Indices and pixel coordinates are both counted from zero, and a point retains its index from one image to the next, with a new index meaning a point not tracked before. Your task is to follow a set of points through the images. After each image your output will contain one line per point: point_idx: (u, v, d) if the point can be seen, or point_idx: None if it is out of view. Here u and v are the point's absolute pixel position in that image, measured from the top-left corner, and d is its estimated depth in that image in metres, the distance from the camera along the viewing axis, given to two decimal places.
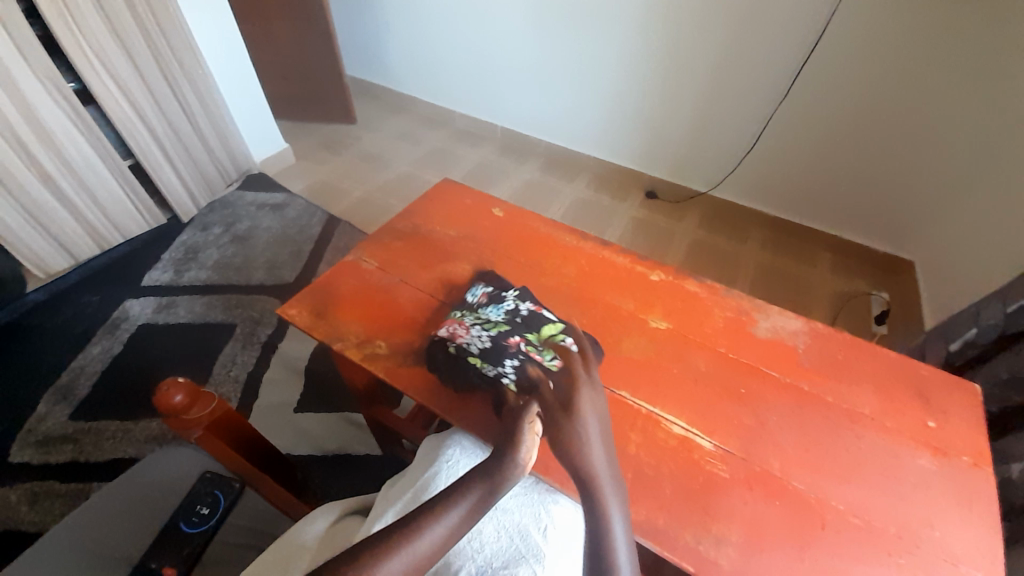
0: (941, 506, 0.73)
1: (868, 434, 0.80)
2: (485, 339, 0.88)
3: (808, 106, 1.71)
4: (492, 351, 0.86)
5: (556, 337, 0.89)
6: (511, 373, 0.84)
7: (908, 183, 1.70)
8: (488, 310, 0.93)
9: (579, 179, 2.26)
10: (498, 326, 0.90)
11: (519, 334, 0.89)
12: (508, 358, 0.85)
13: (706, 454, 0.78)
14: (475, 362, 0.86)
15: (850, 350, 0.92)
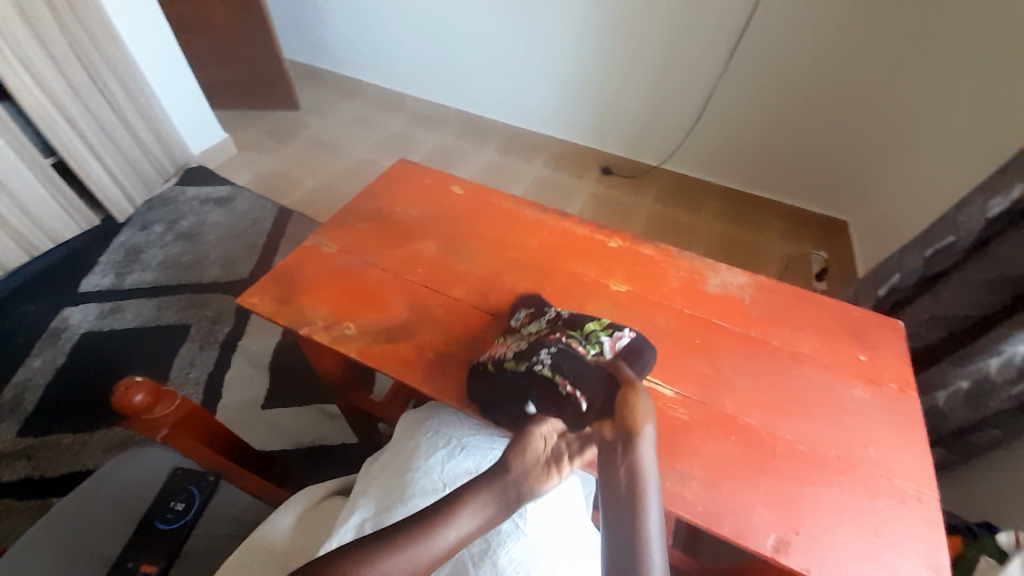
0: (873, 428, 0.81)
1: (810, 373, 0.88)
2: (521, 343, 0.82)
3: (751, 77, 1.77)
4: (526, 349, 0.80)
5: (598, 331, 0.83)
6: (546, 359, 0.77)
7: (842, 147, 1.81)
8: (530, 326, 0.88)
9: (537, 158, 2.27)
10: (538, 334, 0.85)
11: (560, 332, 0.83)
12: (543, 347, 0.79)
13: (670, 401, 0.84)
14: (508, 365, 0.80)
15: (792, 299, 1.00)
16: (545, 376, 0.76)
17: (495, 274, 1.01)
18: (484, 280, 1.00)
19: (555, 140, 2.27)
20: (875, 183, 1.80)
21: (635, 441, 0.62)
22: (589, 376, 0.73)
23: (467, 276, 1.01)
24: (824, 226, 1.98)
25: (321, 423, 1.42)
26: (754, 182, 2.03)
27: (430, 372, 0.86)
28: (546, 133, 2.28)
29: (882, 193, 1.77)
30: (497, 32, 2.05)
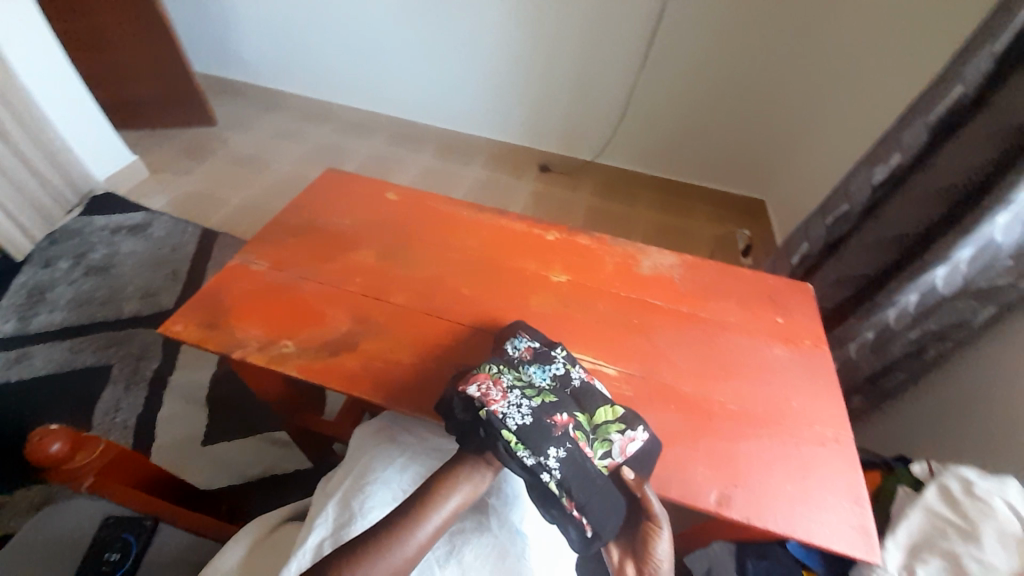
0: (794, 382, 0.90)
1: (737, 339, 0.95)
2: (526, 413, 0.70)
3: (666, 72, 1.89)
4: (532, 431, 0.69)
5: (611, 427, 0.75)
6: (555, 466, 0.67)
7: (752, 133, 1.98)
8: (532, 371, 0.79)
9: (475, 160, 2.28)
10: (543, 397, 0.74)
11: (567, 414, 0.74)
12: (554, 445, 0.69)
13: (615, 381, 0.88)
14: (508, 440, 0.67)
15: (716, 273, 1.08)
16: (549, 488, 0.67)
17: (436, 276, 1.01)
18: (425, 284, 1.00)
19: (490, 141, 2.29)
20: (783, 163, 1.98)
21: None
22: (610, 508, 0.70)
23: (408, 281, 1.00)
24: (745, 206, 2.14)
25: (271, 451, 1.36)
26: (680, 169, 2.16)
27: (377, 382, 0.85)
28: (480, 135, 2.29)
29: (791, 170, 1.94)
30: (422, 37, 2.05)
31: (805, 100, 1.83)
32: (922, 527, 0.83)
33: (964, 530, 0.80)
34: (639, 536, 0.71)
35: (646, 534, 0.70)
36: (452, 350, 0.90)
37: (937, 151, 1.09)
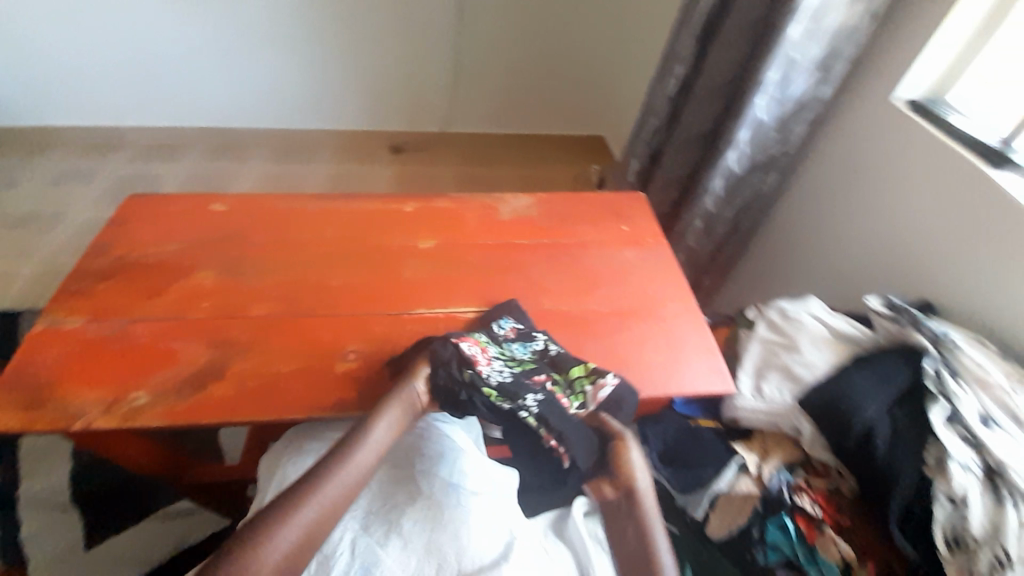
0: (647, 275, 1.03)
1: (595, 254, 1.06)
2: (506, 374, 0.77)
3: (483, 27, 1.97)
4: (511, 385, 0.75)
5: (585, 377, 0.80)
6: (532, 408, 0.73)
7: (573, 72, 2.16)
8: (514, 346, 0.84)
9: (316, 154, 2.09)
10: (522, 364, 0.80)
11: (545, 374, 0.80)
12: (530, 393, 0.75)
13: (502, 321, 0.93)
14: (487, 394, 0.73)
15: (567, 203, 1.17)
16: (526, 423, 0.73)
17: (299, 276, 0.96)
18: (287, 287, 0.94)
19: (327, 133, 2.15)
20: (603, 95, 2.22)
21: (637, 490, 0.71)
22: (587, 443, 0.75)
23: (267, 290, 0.93)
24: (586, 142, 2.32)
25: (174, 525, 1.19)
26: (521, 120, 2.24)
27: (261, 398, 0.79)
28: (315, 128, 2.15)
29: (615, 100, 2.19)
30: (225, 38, 1.89)
31: (611, 35, 2.06)
32: (760, 355, 0.91)
33: (788, 344, 0.89)
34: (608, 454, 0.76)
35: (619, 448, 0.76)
36: (335, 342, 0.87)
37: (707, 55, 1.30)
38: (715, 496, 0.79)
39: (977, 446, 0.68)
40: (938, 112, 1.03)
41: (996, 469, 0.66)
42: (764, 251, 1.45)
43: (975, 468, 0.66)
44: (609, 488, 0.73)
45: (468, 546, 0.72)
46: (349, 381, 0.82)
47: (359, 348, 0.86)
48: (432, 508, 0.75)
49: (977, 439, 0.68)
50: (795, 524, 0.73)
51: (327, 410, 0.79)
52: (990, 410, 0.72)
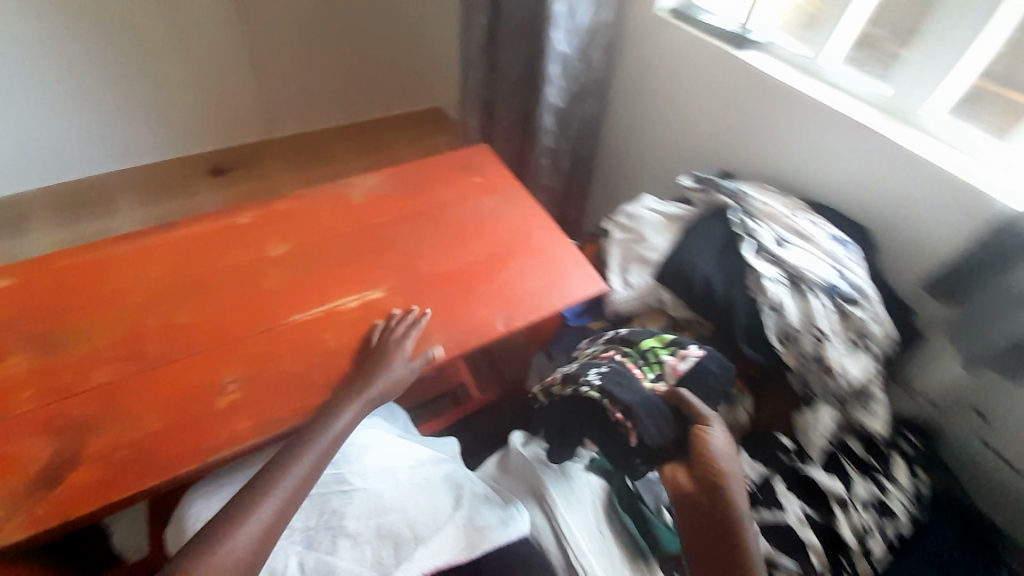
0: (509, 215, 1.09)
1: (457, 210, 1.09)
2: (572, 367, 0.86)
3: (270, 19, 1.74)
4: (574, 372, 0.83)
5: (658, 350, 0.84)
6: (594, 381, 0.79)
7: (383, 44, 2.01)
8: (591, 348, 0.92)
9: (117, 201, 1.77)
10: (596, 354, 0.89)
11: (616, 351, 0.86)
12: (591, 370, 0.81)
13: (385, 301, 0.92)
14: (556, 386, 0.85)
15: (416, 170, 1.17)
16: (592, 397, 0.78)
17: (138, 325, 0.84)
18: (125, 343, 0.81)
19: (125, 172, 1.84)
20: (425, 62, 2.13)
21: (723, 483, 0.68)
22: (656, 415, 0.75)
23: (100, 354, 0.80)
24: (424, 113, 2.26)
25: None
26: (350, 106, 2.11)
27: (142, 464, 0.70)
28: (104, 170, 1.81)
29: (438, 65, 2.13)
30: None
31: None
32: (619, 253, 1.04)
33: (638, 238, 1.03)
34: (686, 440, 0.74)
35: (702, 436, 0.72)
36: (209, 379, 0.79)
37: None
38: None
39: (777, 261, 0.85)
40: (695, 15, 1.20)
41: (794, 272, 0.83)
42: (605, 171, 1.60)
43: (780, 277, 0.83)
44: (687, 482, 0.70)
45: (416, 511, 0.74)
46: (243, 410, 0.77)
47: (239, 376, 0.80)
48: (371, 495, 0.75)
49: (775, 256, 0.86)
50: None
51: (227, 447, 0.73)
52: (782, 232, 0.90)
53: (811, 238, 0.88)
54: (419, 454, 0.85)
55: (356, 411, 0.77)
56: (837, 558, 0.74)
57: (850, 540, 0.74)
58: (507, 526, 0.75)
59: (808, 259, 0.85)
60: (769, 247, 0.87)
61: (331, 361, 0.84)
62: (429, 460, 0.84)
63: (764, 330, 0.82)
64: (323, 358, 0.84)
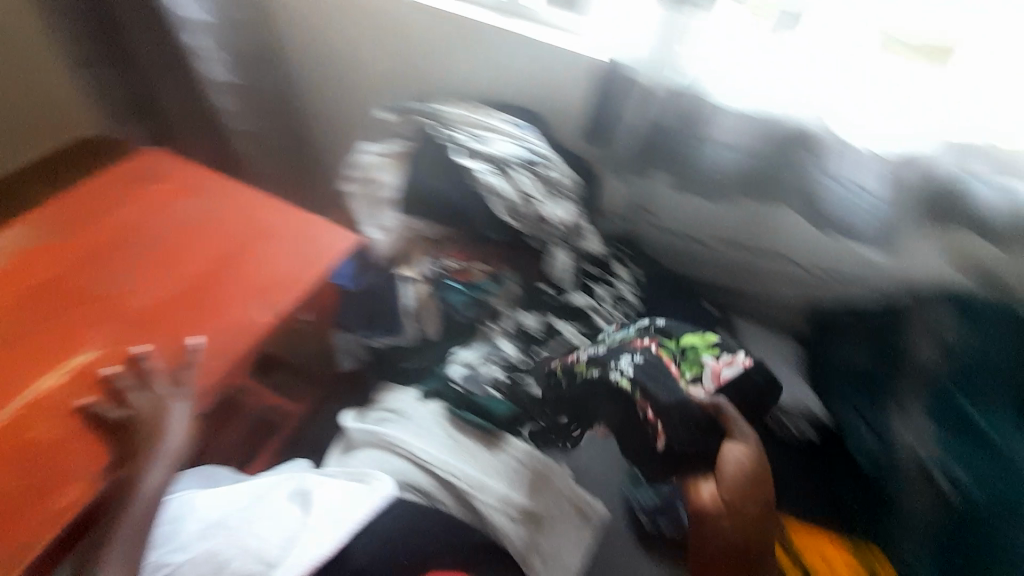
0: (222, 206, 0.97)
1: (156, 227, 0.92)
2: (601, 349, 0.86)
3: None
4: (605, 355, 0.84)
5: (703, 355, 0.82)
6: (627, 369, 0.81)
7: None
8: (621, 331, 0.90)
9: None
10: (625, 336, 0.88)
11: (655, 343, 0.84)
12: (628, 355, 0.82)
13: (101, 360, 0.77)
14: (579, 367, 0.85)
15: (76, 202, 0.94)
16: (616, 384, 0.80)
17: None
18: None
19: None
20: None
21: (750, 510, 0.73)
22: (687, 419, 0.76)
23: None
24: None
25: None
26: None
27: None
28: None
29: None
30: None
31: None
32: (365, 204, 1.07)
33: (372, 183, 1.07)
34: (714, 452, 0.76)
35: (734, 450, 0.75)
36: None
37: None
38: (415, 314, 1.02)
39: (479, 155, 0.99)
40: None
41: (495, 160, 0.98)
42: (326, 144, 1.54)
43: (486, 167, 0.97)
44: (709, 502, 0.74)
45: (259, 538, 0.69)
46: None
47: None
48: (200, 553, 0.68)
49: (476, 152, 0.99)
50: (456, 282, 0.99)
51: None
52: (475, 132, 1.04)
53: (497, 130, 1.05)
54: (255, 486, 0.77)
55: (168, 468, 0.74)
56: None
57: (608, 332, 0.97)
58: (365, 499, 0.74)
59: (501, 146, 1.01)
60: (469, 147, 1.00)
61: (75, 449, 0.69)
62: (265, 486, 0.77)
63: (494, 214, 0.96)
64: (60, 450, 0.69)
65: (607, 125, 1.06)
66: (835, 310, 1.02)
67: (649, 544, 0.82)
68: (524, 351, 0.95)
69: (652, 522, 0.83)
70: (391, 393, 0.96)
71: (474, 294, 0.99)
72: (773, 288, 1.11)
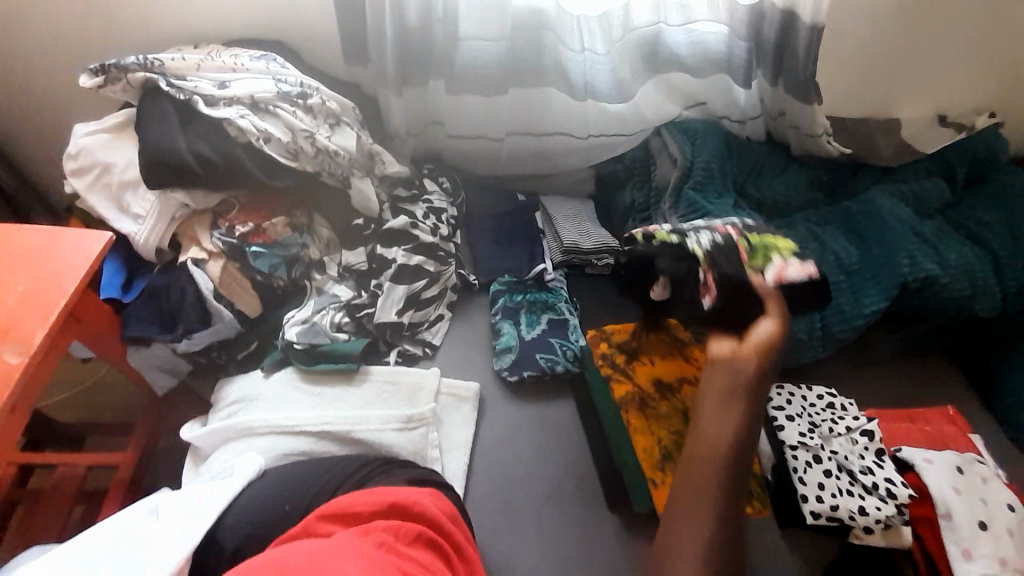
0: None
1: None
2: (684, 227, 0.90)
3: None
4: (686, 230, 0.89)
5: (777, 254, 0.84)
6: (706, 240, 0.84)
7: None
8: (703, 222, 0.93)
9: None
10: (705, 224, 0.91)
11: (732, 229, 0.88)
12: (705, 233, 0.86)
13: None
14: (659, 232, 0.89)
15: None
16: (689, 249, 0.85)
17: None
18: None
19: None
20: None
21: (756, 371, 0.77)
22: (740, 297, 0.80)
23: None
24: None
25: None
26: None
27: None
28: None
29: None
30: None
31: None
32: (97, 194, 0.87)
33: (101, 167, 0.87)
34: (748, 323, 0.80)
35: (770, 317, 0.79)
36: None
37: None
38: (217, 295, 0.87)
39: (231, 101, 0.87)
40: None
41: (251, 102, 0.88)
42: (24, 150, 1.18)
43: (243, 111, 0.86)
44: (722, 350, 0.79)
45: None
46: None
47: None
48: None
49: (226, 98, 0.87)
50: (257, 244, 0.89)
51: None
52: (217, 77, 0.90)
53: (242, 68, 0.92)
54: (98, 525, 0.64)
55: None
56: (438, 254, 1.00)
57: (433, 240, 1.00)
58: (235, 479, 0.70)
59: (253, 84, 0.90)
60: (215, 94, 0.87)
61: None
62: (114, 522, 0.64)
63: (277, 159, 0.87)
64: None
65: (361, 41, 1.03)
66: (609, 164, 1.24)
67: (524, 398, 0.93)
68: (360, 285, 0.95)
69: (520, 377, 0.93)
70: (229, 384, 0.86)
71: (280, 250, 0.90)
72: (562, 164, 1.23)
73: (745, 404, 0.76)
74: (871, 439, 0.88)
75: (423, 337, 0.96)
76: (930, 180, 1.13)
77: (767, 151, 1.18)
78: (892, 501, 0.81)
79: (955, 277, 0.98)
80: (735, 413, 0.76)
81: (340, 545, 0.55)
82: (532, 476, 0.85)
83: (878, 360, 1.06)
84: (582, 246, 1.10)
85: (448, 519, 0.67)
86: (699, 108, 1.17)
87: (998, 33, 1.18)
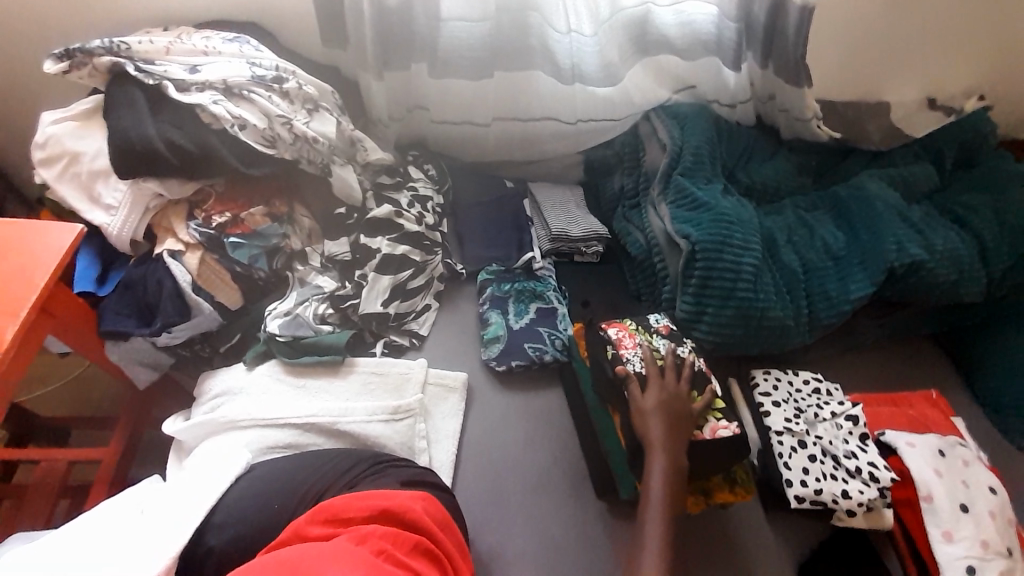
0: None
1: None
2: (641, 364, 0.84)
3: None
4: (644, 378, 0.83)
5: (712, 413, 0.83)
6: (651, 407, 0.79)
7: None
8: (658, 339, 0.89)
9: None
10: (663, 362, 0.85)
11: (677, 379, 0.83)
12: (654, 395, 0.80)
13: None
14: (623, 379, 0.83)
15: None
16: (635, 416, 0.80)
17: None
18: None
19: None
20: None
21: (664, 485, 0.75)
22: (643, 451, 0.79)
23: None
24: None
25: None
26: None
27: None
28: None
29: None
30: None
31: None
32: (69, 185, 0.84)
33: (71, 155, 0.84)
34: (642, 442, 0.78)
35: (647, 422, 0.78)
36: None
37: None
38: (196, 288, 0.84)
39: (204, 86, 0.84)
40: None
41: (225, 87, 0.85)
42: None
43: (217, 97, 0.83)
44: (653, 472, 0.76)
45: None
46: None
47: None
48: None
49: (198, 83, 0.84)
50: (236, 235, 0.86)
51: None
52: (188, 61, 0.87)
53: (215, 51, 0.88)
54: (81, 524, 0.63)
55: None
56: (424, 243, 0.98)
57: (418, 229, 0.98)
58: (221, 478, 0.68)
59: (227, 69, 0.86)
60: (188, 79, 0.84)
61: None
62: (95, 522, 0.64)
63: (253, 146, 0.85)
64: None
65: (339, 20, 0.99)
66: (597, 150, 1.22)
67: (513, 389, 0.92)
68: (343, 277, 0.93)
69: (508, 367, 0.92)
70: (212, 377, 0.84)
71: (260, 241, 0.88)
72: (549, 151, 1.21)
73: (678, 462, 0.76)
74: (857, 424, 0.89)
75: (410, 327, 0.95)
76: (919, 164, 1.12)
77: (756, 137, 1.17)
78: (874, 484, 0.82)
79: (941, 262, 0.98)
80: (670, 472, 0.75)
81: (336, 553, 0.54)
82: (519, 466, 0.85)
83: (862, 345, 1.08)
84: (571, 233, 1.08)
85: (437, 525, 0.66)
86: (688, 92, 1.15)
87: (986, 13, 1.16)
